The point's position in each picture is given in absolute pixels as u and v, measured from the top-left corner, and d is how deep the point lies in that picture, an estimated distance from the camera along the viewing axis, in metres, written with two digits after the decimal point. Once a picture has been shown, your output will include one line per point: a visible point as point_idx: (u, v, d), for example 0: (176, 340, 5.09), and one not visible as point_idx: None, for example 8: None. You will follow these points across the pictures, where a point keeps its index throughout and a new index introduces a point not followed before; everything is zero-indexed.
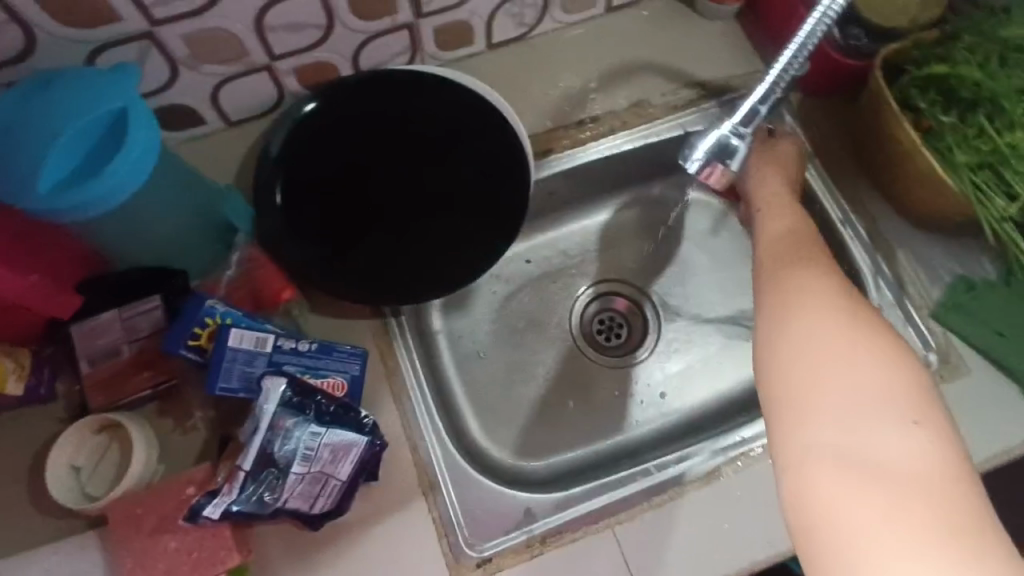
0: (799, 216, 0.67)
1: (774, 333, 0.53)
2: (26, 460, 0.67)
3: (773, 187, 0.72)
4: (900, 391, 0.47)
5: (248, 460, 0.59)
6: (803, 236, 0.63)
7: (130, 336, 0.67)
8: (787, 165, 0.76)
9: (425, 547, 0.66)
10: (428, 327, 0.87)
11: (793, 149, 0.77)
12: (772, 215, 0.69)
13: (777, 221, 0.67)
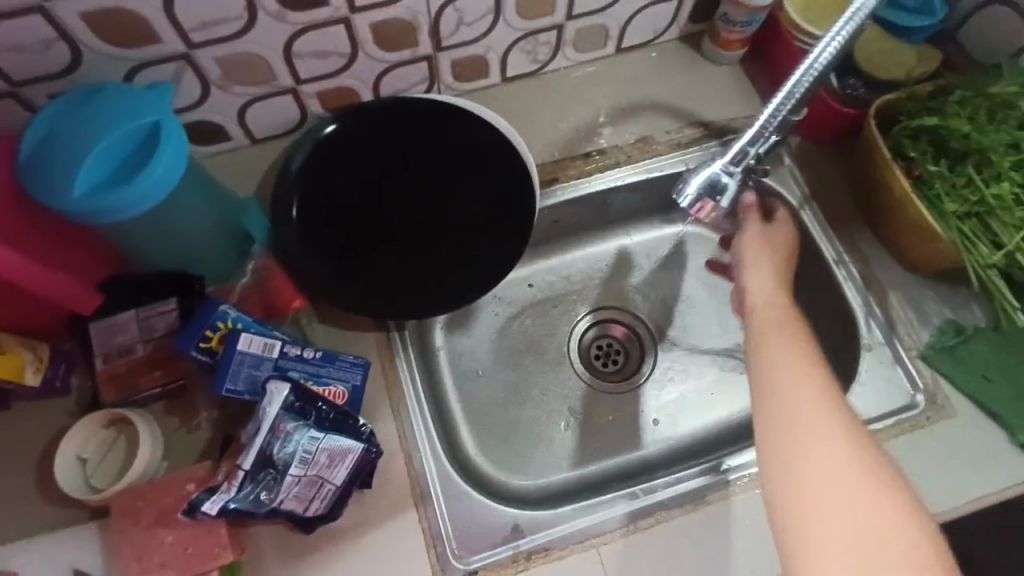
0: (778, 318, 0.65)
1: (774, 460, 0.55)
2: (36, 450, 0.69)
3: (765, 274, 0.72)
4: (899, 513, 0.50)
5: (248, 460, 0.62)
6: (786, 336, 0.63)
7: (145, 335, 0.71)
8: (784, 251, 0.75)
9: (414, 556, 0.67)
10: (430, 344, 0.90)
11: (787, 230, 0.77)
12: (760, 320, 0.66)
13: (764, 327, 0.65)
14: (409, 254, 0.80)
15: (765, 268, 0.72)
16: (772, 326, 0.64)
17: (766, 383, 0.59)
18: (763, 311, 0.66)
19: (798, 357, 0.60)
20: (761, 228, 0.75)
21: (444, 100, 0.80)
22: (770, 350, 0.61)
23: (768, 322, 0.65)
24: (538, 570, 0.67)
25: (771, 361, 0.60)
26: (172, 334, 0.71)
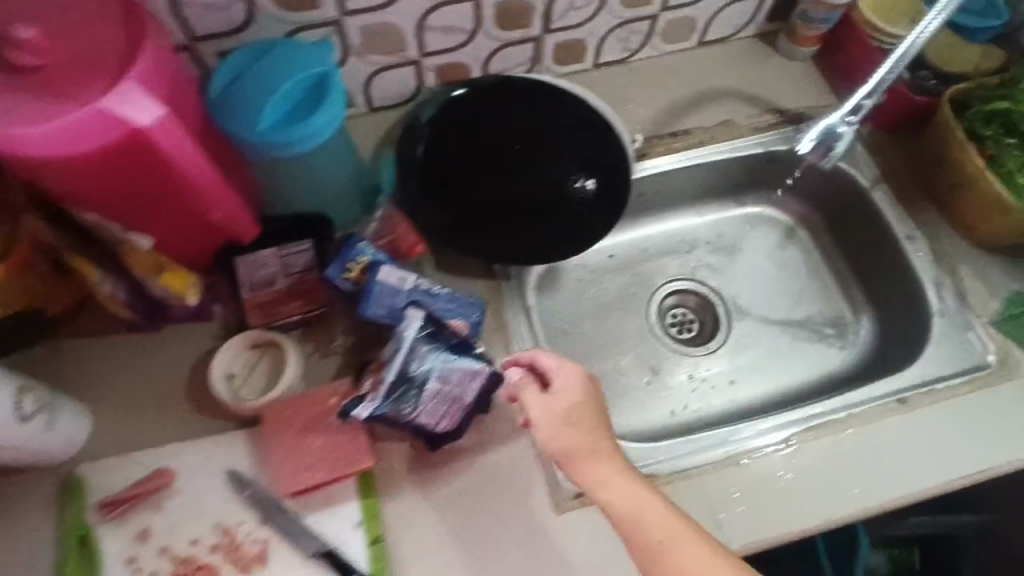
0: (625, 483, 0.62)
1: None
2: (187, 366, 0.77)
3: (571, 432, 0.65)
4: None
5: (391, 374, 0.69)
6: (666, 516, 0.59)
7: (285, 270, 0.79)
8: (583, 417, 0.66)
9: (529, 475, 0.73)
10: (524, 302, 0.92)
11: (574, 398, 0.67)
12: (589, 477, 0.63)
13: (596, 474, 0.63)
14: (505, 214, 0.86)
15: (571, 431, 0.65)
16: (610, 478, 0.62)
17: (651, 543, 0.58)
18: (608, 456, 0.64)
19: (666, 517, 0.59)
20: (571, 393, 0.67)
21: (546, 83, 0.88)
22: (626, 504, 0.60)
23: (571, 444, 0.64)
24: None
25: (630, 516, 0.60)
26: (310, 270, 0.79)
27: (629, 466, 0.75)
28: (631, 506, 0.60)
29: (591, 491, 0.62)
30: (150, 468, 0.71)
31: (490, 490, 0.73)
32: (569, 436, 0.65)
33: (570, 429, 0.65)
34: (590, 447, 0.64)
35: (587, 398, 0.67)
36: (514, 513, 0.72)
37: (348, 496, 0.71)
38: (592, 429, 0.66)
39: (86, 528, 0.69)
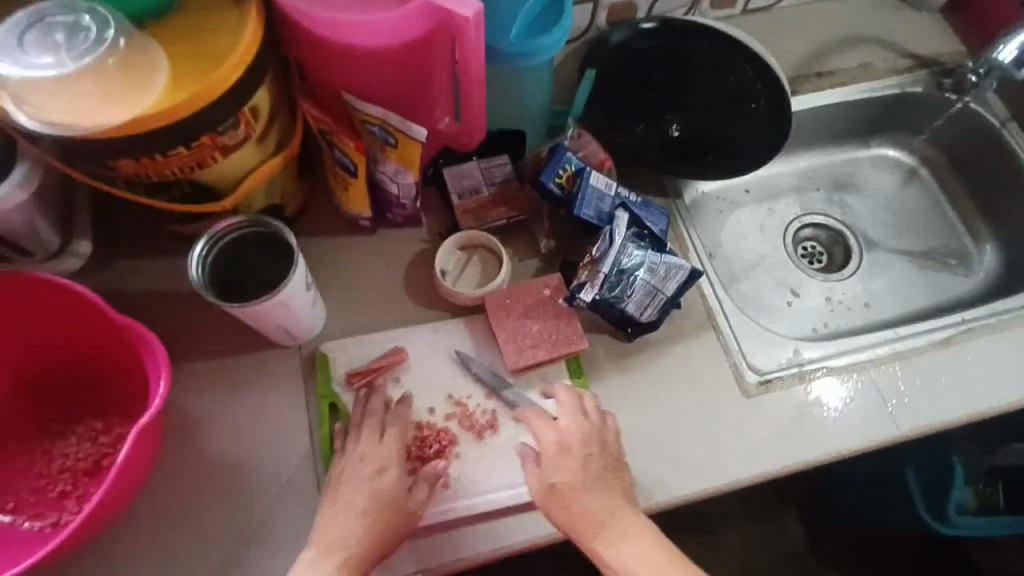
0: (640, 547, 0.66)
1: None
2: (402, 265, 0.86)
3: (589, 499, 0.68)
4: None
5: (606, 264, 0.78)
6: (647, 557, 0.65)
7: (488, 181, 0.87)
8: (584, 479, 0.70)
9: (717, 364, 0.82)
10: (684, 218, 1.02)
11: (553, 478, 0.69)
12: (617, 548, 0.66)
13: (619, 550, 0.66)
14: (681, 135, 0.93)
15: (586, 496, 0.68)
16: (620, 539, 0.66)
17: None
18: (615, 518, 0.67)
19: (658, 561, 0.65)
20: (544, 478, 0.70)
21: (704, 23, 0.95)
22: (637, 561, 0.65)
23: (591, 531, 0.67)
24: (821, 383, 0.82)
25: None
26: (510, 181, 0.87)
27: (809, 361, 0.84)
28: (631, 566, 0.65)
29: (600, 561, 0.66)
30: (385, 348, 0.80)
31: (682, 375, 0.82)
32: (578, 513, 0.67)
33: (575, 498, 0.68)
34: (598, 517, 0.67)
35: (591, 454, 0.70)
36: (707, 398, 0.81)
37: (560, 375, 0.80)
38: (608, 498, 0.68)
39: (335, 396, 0.77)
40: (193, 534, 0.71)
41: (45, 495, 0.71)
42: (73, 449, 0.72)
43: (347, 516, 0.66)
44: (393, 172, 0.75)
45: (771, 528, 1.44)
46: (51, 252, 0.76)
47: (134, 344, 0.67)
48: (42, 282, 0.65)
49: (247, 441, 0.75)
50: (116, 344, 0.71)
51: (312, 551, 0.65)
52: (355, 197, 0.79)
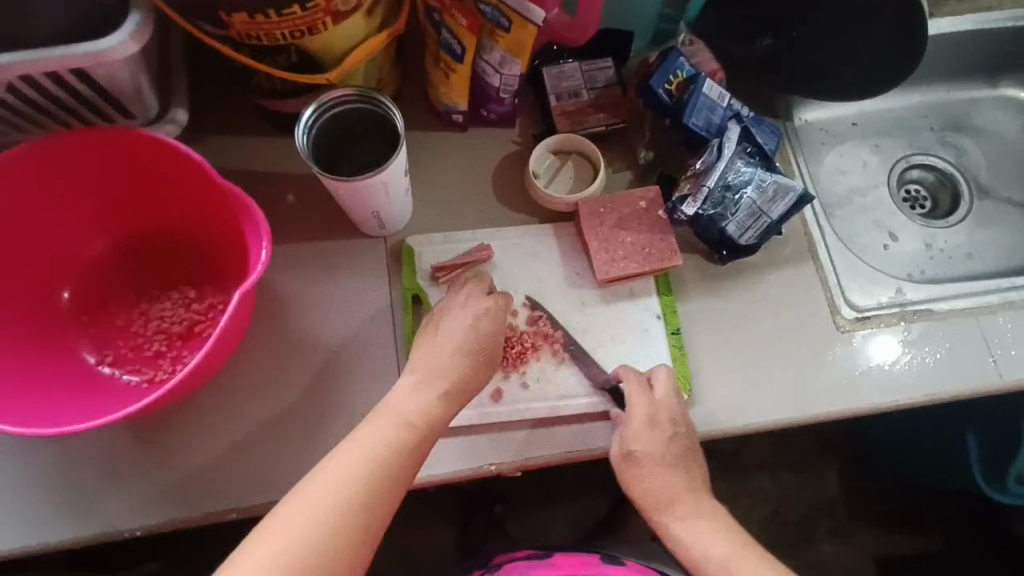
0: (708, 528, 0.66)
1: None
2: (493, 165, 0.83)
3: (663, 476, 0.68)
4: None
5: (711, 180, 0.74)
6: (715, 538, 0.65)
7: (589, 84, 0.82)
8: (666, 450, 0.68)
9: (814, 296, 0.79)
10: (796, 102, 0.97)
11: (638, 449, 0.68)
12: (689, 527, 0.66)
13: (687, 530, 0.66)
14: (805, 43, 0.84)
15: (663, 473, 0.68)
16: (690, 516, 0.67)
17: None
18: (688, 496, 0.68)
19: (725, 542, 0.65)
20: (626, 446, 0.68)
21: None
22: (700, 536, 0.66)
23: (665, 504, 0.67)
24: (924, 325, 0.78)
25: (704, 557, 0.65)
26: (612, 85, 0.83)
27: (912, 303, 0.81)
28: (696, 541, 0.65)
29: (667, 527, 0.67)
30: (471, 245, 0.79)
31: (776, 303, 0.79)
32: (650, 486, 0.68)
33: (653, 471, 0.68)
34: (669, 494, 0.67)
35: (677, 432, 0.69)
36: (800, 327, 0.78)
37: (647, 290, 0.78)
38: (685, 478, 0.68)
39: (419, 288, 0.77)
40: (282, 408, 0.73)
41: (142, 353, 0.73)
42: (168, 312, 0.74)
43: (442, 351, 0.67)
44: (498, 61, 0.72)
45: (808, 479, 1.31)
46: (150, 119, 0.74)
47: (237, 214, 0.68)
48: (151, 138, 0.64)
49: (332, 324, 0.76)
50: (218, 211, 0.71)
51: (413, 376, 0.66)
52: (455, 88, 0.77)
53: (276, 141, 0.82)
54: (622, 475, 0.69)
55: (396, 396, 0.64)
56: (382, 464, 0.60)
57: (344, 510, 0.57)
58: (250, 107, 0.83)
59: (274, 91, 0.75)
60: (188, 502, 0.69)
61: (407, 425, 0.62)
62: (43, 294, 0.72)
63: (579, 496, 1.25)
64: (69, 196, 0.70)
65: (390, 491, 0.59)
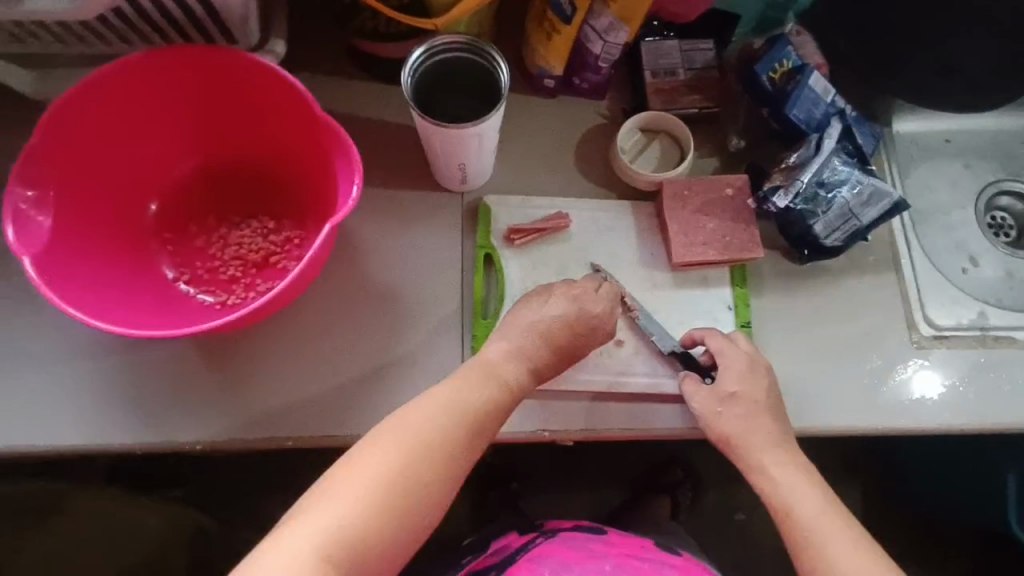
0: (794, 472, 0.64)
1: None
2: (578, 134, 0.82)
3: (759, 423, 0.66)
4: None
5: (806, 175, 0.73)
6: (799, 484, 0.64)
7: (687, 65, 0.81)
8: (758, 396, 0.67)
9: (893, 306, 0.77)
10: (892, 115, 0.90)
11: (730, 386, 0.67)
12: (774, 468, 0.65)
13: (771, 472, 0.64)
14: None
15: (754, 417, 0.66)
16: (778, 461, 0.65)
17: (798, 537, 0.61)
18: (777, 442, 0.66)
19: (807, 492, 0.63)
20: (723, 386, 0.67)
21: None
22: (796, 487, 0.63)
23: (761, 449, 0.65)
24: (1002, 351, 0.76)
25: (797, 507, 0.62)
26: (710, 68, 0.81)
27: (994, 327, 0.79)
28: (792, 491, 0.63)
29: (761, 473, 0.65)
30: (549, 211, 0.79)
31: (853, 309, 0.77)
32: (735, 427, 0.66)
33: (743, 412, 0.67)
34: (758, 436, 0.66)
35: (772, 383, 0.68)
36: (875, 337, 0.76)
37: (721, 279, 0.77)
38: (783, 429, 0.67)
39: (491, 248, 0.77)
40: (346, 347, 0.73)
41: (217, 276, 0.74)
42: (246, 240, 0.76)
43: (535, 329, 0.66)
44: (605, 28, 0.72)
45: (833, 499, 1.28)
46: (250, 46, 0.74)
47: (331, 149, 0.68)
48: (257, 62, 0.65)
49: (402, 273, 0.76)
50: (311, 145, 0.72)
51: (506, 342, 0.65)
52: (554, 51, 0.76)
53: (366, 84, 0.82)
54: (710, 418, 0.67)
55: (486, 360, 0.64)
56: (470, 421, 0.60)
57: (432, 456, 0.57)
58: (342, 49, 0.83)
59: (376, 33, 0.75)
60: (249, 426, 0.71)
61: (502, 386, 0.63)
62: (132, 207, 0.74)
63: (595, 485, 1.20)
64: (168, 113, 0.71)
65: (473, 443, 0.60)
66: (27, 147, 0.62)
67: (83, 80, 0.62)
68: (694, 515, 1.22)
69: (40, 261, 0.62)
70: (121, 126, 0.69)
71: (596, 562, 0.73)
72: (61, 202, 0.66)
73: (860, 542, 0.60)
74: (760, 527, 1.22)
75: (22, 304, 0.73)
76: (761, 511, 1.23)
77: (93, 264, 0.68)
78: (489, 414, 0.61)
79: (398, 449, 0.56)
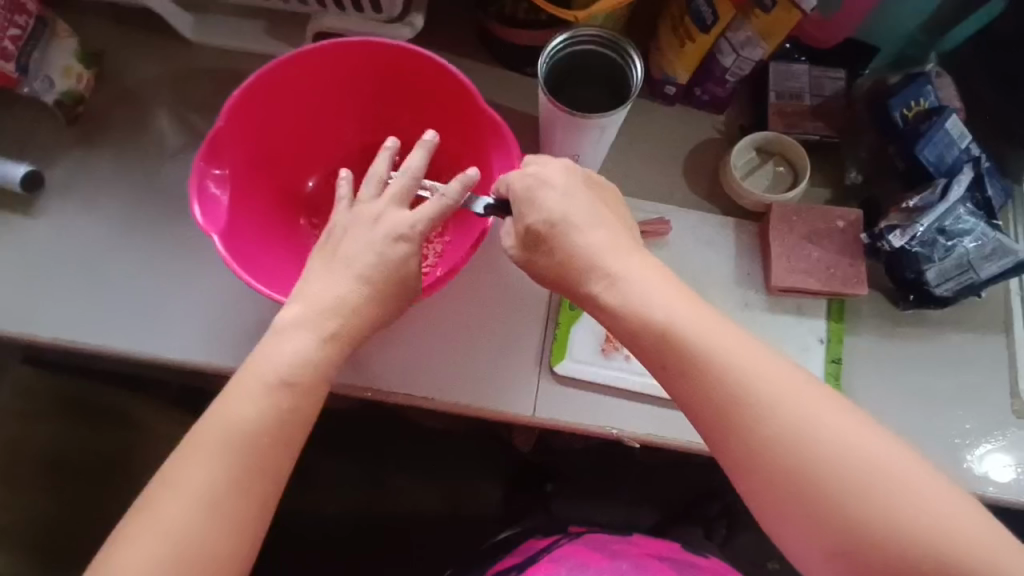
0: (656, 285, 0.53)
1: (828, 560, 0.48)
2: (690, 144, 0.82)
3: (627, 258, 0.55)
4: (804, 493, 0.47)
5: (926, 220, 0.70)
6: (701, 317, 0.52)
7: (814, 90, 0.80)
8: (593, 213, 0.57)
9: (996, 370, 0.74)
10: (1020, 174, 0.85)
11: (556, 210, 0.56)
12: (613, 288, 0.54)
13: (617, 295, 0.54)
14: None
15: (601, 237, 0.56)
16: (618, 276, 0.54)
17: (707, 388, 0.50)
18: (631, 264, 0.54)
19: (709, 322, 0.52)
20: (523, 214, 0.58)
21: None
22: (754, 361, 0.50)
23: (694, 320, 0.51)
24: None
25: (762, 385, 0.49)
26: (838, 97, 0.80)
27: None
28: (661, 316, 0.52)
29: (604, 311, 0.54)
30: (650, 215, 0.78)
31: (951, 365, 0.74)
32: (577, 257, 0.56)
33: (587, 243, 0.56)
34: (597, 258, 0.55)
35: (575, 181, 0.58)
36: (973, 397, 0.73)
37: (818, 310, 0.75)
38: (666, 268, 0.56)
39: None
40: (439, 326, 0.75)
41: None
42: None
43: (331, 313, 0.56)
44: (741, 42, 0.72)
45: None
46: (393, 17, 0.78)
47: (483, 146, 0.73)
48: (419, 53, 0.69)
49: (497, 252, 0.78)
50: (459, 132, 0.76)
51: (306, 341, 0.55)
52: (684, 59, 0.76)
53: (492, 68, 0.84)
54: (579, 277, 0.55)
55: (240, 401, 0.52)
56: (205, 493, 0.50)
57: (155, 551, 0.48)
58: (470, 30, 0.86)
59: (513, 19, 0.78)
60: (331, 368, 0.72)
61: (284, 385, 0.53)
62: (293, 185, 0.79)
63: (634, 503, 1.18)
64: (328, 101, 0.76)
65: (214, 518, 0.50)
66: (214, 131, 0.67)
67: (259, 73, 0.67)
68: (727, 554, 1.18)
69: (223, 238, 0.67)
70: (281, 118, 0.74)
71: (613, 563, 0.74)
72: (236, 184, 0.71)
73: (823, 394, 0.49)
74: None
75: (151, 222, 0.78)
76: None
77: (257, 232, 0.73)
78: (259, 484, 0.51)
79: (135, 545, 0.49)
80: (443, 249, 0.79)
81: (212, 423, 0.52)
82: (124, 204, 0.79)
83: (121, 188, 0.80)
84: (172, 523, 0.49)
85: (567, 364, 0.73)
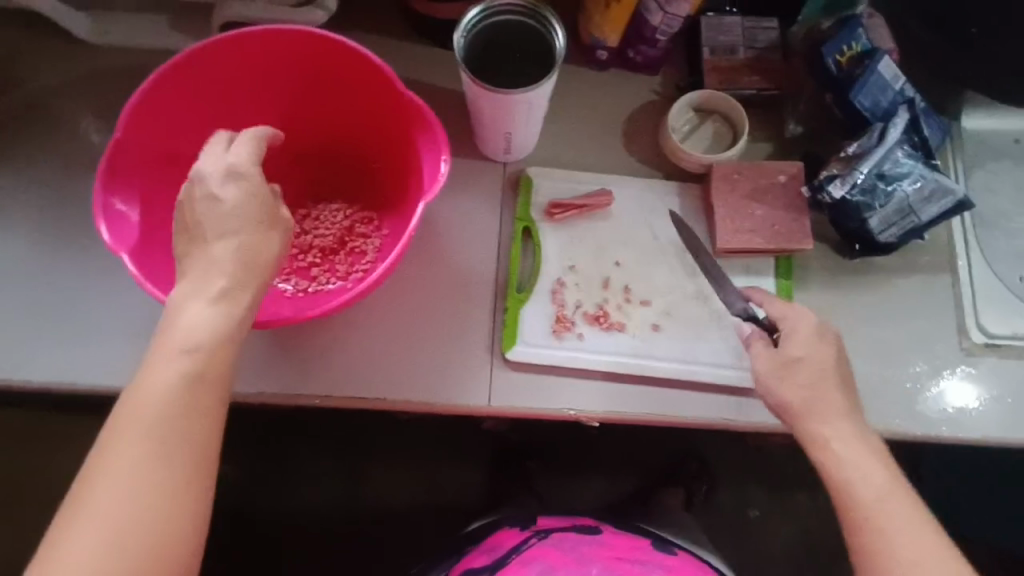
0: (859, 443, 0.58)
1: None
2: (627, 109, 0.79)
3: (828, 391, 0.60)
4: None
5: (866, 166, 0.69)
6: (865, 454, 0.58)
7: (747, 43, 0.78)
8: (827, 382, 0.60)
9: (944, 311, 0.74)
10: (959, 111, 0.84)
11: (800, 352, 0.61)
12: (819, 422, 0.59)
13: (820, 430, 0.59)
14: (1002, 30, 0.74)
15: (835, 391, 0.60)
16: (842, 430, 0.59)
17: (850, 509, 0.57)
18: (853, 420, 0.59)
19: (871, 455, 0.58)
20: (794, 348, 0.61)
21: None
22: (877, 470, 0.57)
23: (867, 456, 0.58)
24: None
25: (894, 502, 0.56)
26: (772, 48, 0.78)
27: None
28: (847, 451, 0.58)
29: (818, 443, 0.59)
30: (592, 187, 0.77)
31: (901, 310, 0.74)
32: (806, 395, 0.60)
33: (829, 390, 0.60)
34: (816, 395, 0.60)
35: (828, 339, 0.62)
36: (923, 340, 0.73)
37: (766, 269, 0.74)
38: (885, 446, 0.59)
39: (531, 221, 0.76)
40: (385, 320, 0.72)
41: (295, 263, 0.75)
42: (325, 224, 0.77)
43: (216, 270, 0.51)
44: None
45: None
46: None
47: (410, 133, 0.69)
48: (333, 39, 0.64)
49: (441, 238, 0.75)
50: (385, 118, 0.72)
51: (201, 300, 0.50)
52: (611, 20, 0.73)
53: (414, 45, 0.80)
54: (809, 416, 0.60)
55: (150, 377, 0.48)
56: (134, 477, 0.45)
57: (91, 545, 0.44)
58: (389, 7, 0.81)
59: None
60: (273, 379, 0.70)
61: (195, 349, 0.48)
62: None
63: (611, 473, 1.19)
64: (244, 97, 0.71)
65: (140, 498, 0.45)
66: (114, 142, 0.63)
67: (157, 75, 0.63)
68: (706, 513, 1.20)
69: (136, 255, 0.63)
70: (193, 119, 0.70)
71: (582, 567, 0.73)
72: (146, 194, 0.67)
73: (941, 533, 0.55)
74: (772, 528, 1.20)
75: (64, 239, 0.73)
76: (776, 513, 1.20)
77: None
78: (182, 456, 0.47)
79: (65, 548, 0.43)
80: (382, 245, 0.76)
81: (125, 405, 0.47)
82: (31, 223, 0.74)
83: (27, 207, 0.74)
84: (106, 515, 0.44)
85: (519, 349, 0.71)
